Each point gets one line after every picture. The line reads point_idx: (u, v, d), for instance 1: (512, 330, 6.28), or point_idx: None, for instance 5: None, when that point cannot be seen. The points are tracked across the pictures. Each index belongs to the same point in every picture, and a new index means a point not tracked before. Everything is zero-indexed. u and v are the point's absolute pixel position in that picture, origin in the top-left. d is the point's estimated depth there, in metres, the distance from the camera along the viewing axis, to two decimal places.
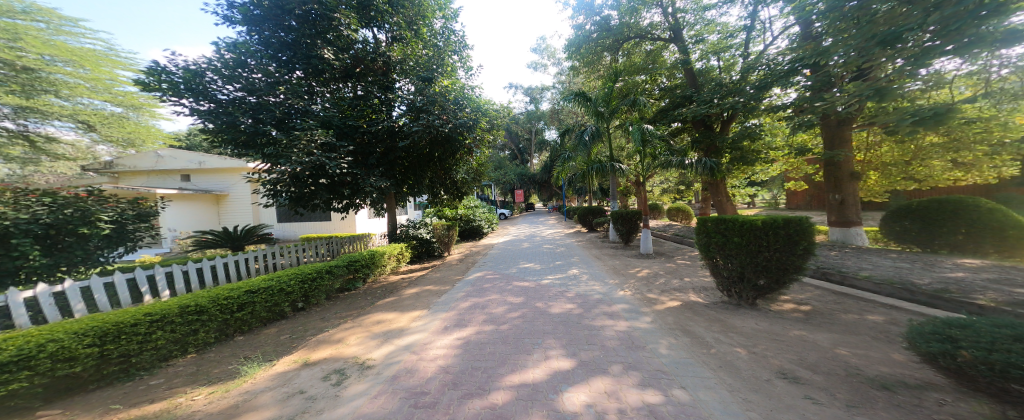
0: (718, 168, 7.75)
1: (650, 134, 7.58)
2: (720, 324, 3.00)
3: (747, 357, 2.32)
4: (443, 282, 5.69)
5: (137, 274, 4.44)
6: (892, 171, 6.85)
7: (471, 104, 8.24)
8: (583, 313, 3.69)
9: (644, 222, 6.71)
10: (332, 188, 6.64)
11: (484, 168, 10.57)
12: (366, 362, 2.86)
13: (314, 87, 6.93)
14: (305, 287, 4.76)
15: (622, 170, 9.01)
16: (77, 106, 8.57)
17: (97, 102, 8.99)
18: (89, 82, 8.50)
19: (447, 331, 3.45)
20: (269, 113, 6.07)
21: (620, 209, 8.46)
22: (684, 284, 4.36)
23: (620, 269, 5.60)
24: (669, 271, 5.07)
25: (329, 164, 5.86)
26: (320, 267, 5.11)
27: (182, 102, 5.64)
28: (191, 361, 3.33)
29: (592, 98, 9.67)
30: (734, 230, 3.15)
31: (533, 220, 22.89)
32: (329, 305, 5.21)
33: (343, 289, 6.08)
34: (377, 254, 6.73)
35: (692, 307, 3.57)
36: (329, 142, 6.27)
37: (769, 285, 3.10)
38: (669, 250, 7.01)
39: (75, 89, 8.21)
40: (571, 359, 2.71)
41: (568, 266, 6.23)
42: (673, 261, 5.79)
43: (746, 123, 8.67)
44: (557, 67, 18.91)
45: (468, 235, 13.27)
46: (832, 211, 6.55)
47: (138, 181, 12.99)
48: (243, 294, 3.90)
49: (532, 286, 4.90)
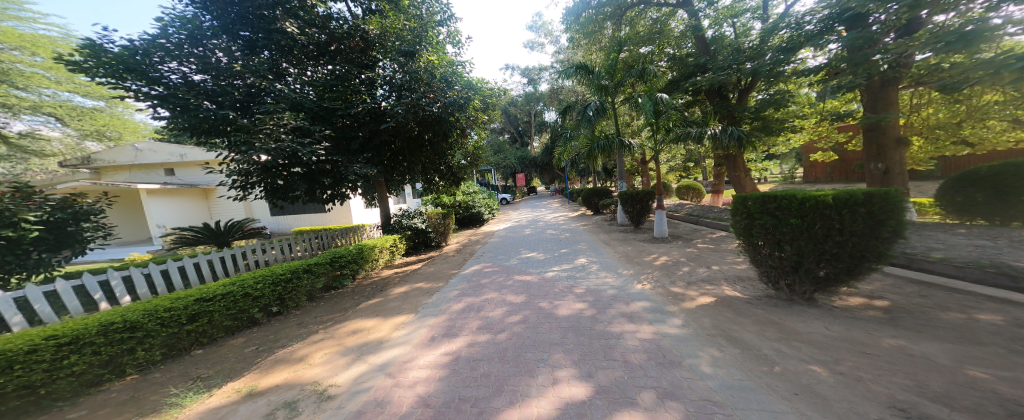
0: (746, 138, 6.95)
1: (663, 104, 6.73)
2: (776, 328, 2.40)
3: (831, 381, 1.79)
4: (435, 278, 5.10)
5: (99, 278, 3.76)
6: (941, 135, 5.88)
7: (460, 80, 7.48)
8: (597, 316, 3.07)
9: (658, 203, 6.01)
10: (313, 177, 6.04)
11: (481, 152, 9.81)
12: (327, 391, 2.22)
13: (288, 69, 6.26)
14: (279, 290, 4.00)
15: (632, 146, 8.22)
16: (41, 98, 7.85)
17: (64, 93, 8.23)
18: (48, 71, 7.70)
19: (433, 344, 2.85)
20: (227, 96, 5.36)
21: (628, 189, 7.69)
22: (714, 273, 3.71)
23: (633, 256, 4.97)
24: (692, 258, 4.42)
25: (302, 151, 5.18)
26: (297, 266, 4.40)
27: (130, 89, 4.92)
28: (129, 384, 2.59)
29: (594, 71, 8.76)
30: (788, 211, 2.47)
31: (535, 203, 22.27)
32: (312, 308, 4.49)
33: (329, 288, 5.46)
34: (365, 248, 6.07)
35: (731, 303, 2.96)
36: (304, 125, 5.59)
37: (835, 276, 2.44)
38: (686, 231, 6.32)
39: (30, 78, 7.49)
40: (585, 383, 2.10)
41: (574, 254, 5.58)
42: (693, 245, 5.14)
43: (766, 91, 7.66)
44: (555, 44, 17.69)
45: (468, 222, 12.62)
46: (873, 183, 5.76)
47: (120, 177, 12.44)
48: (196, 302, 3.11)
49: (535, 282, 4.28)
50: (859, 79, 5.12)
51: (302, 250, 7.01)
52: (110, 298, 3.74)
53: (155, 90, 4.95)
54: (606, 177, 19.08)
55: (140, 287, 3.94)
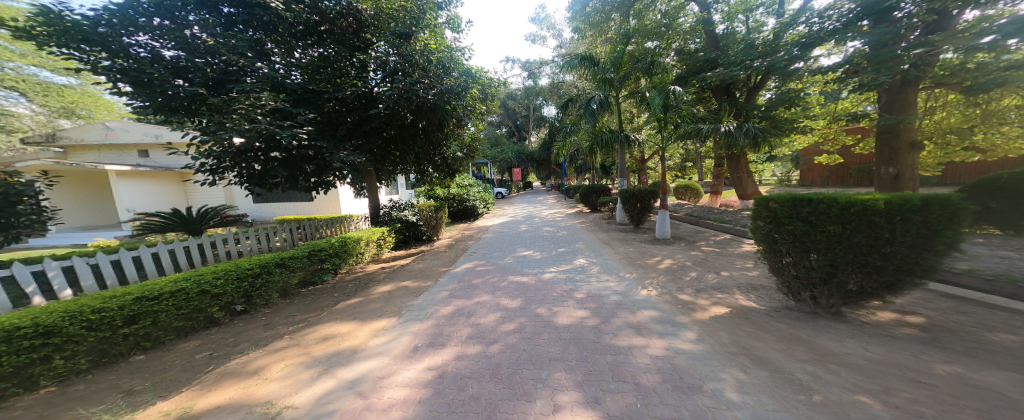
0: (761, 137, 6.66)
1: (675, 99, 6.42)
2: (806, 347, 2.10)
3: (888, 417, 1.48)
4: (422, 276, 4.72)
5: (38, 268, 3.29)
6: (951, 140, 5.72)
7: (458, 66, 7.03)
8: (601, 327, 2.77)
9: (661, 202, 5.73)
10: (293, 164, 5.49)
11: (477, 144, 9.38)
12: (279, 415, 1.87)
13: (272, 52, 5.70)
14: (244, 287, 3.62)
15: (638, 141, 7.89)
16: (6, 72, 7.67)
17: (29, 67, 8.00)
18: (14, 45, 7.46)
19: (414, 356, 2.50)
20: (199, 74, 4.82)
21: (629, 187, 7.38)
22: (723, 279, 3.41)
23: (634, 258, 4.66)
24: (698, 261, 4.12)
25: (281, 134, 4.67)
26: (268, 259, 4.00)
27: (99, 65, 4.32)
28: (42, 399, 2.22)
29: (599, 62, 8.40)
30: (825, 217, 2.16)
31: (531, 199, 21.94)
32: (284, 307, 4.12)
33: (307, 283, 5.06)
34: (349, 241, 5.66)
35: (748, 315, 2.65)
36: (283, 107, 5.09)
37: (870, 291, 2.15)
38: (689, 232, 6.07)
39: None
40: (592, 412, 1.77)
41: (573, 254, 5.25)
42: (698, 247, 4.86)
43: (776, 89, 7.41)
44: (558, 38, 17.26)
45: (462, 216, 12.22)
46: (882, 188, 5.58)
47: (89, 157, 11.71)
48: (135, 302, 2.73)
49: (531, 284, 3.95)
50: (884, 77, 4.90)
51: (283, 241, 6.54)
52: (45, 291, 3.32)
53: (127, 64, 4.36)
54: (603, 174, 18.88)
55: (85, 278, 3.52)
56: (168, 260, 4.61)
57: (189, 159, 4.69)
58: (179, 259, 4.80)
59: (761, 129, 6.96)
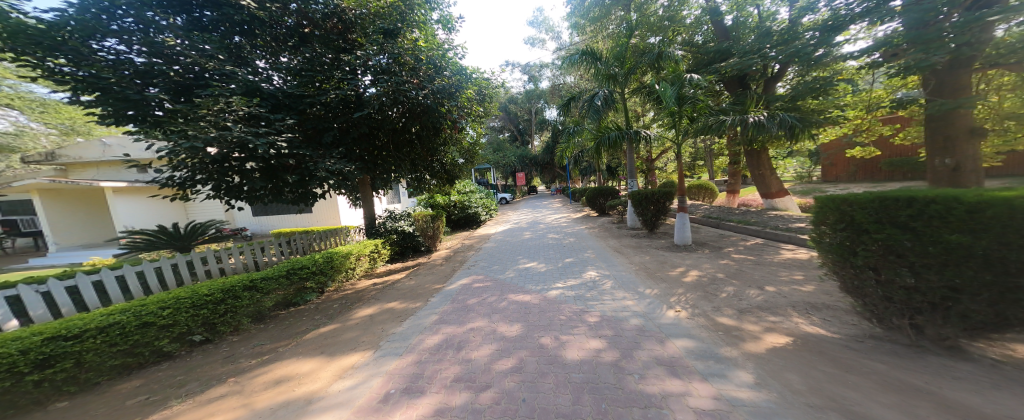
0: (796, 126, 5.99)
1: (688, 90, 5.80)
2: (929, 401, 1.47)
3: None
4: (413, 295, 4.17)
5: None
6: (1011, 126, 5.01)
7: (450, 65, 6.57)
8: (623, 365, 2.17)
9: (679, 204, 5.08)
10: (273, 175, 5.03)
11: (477, 148, 8.91)
12: None
13: (258, 58, 5.37)
14: (202, 314, 3.10)
15: (650, 136, 7.25)
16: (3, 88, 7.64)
17: (24, 83, 7.92)
18: None
19: (384, 410, 1.92)
20: (166, 80, 4.48)
21: (640, 188, 6.76)
22: (771, 295, 2.78)
23: (654, 270, 4.04)
24: (731, 272, 3.49)
25: (255, 142, 4.25)
26: (236, 281, 3.47)
27: (63, 73, 4.01)
28: None
29: (601, 58, 7.90)
30: (939, 222, 1.60)
31: (535, 204, 21.41)
32: (255, 333, 3.58)
33: (289, 303, 4.56)
34: (336, 256, 5.16)
35: (821, 347, 2.02)
36: (259, 112, 4.67)
37: (1014, 322, 1.52)
38: (711, 236, 5.43)
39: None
40: None
41: (581, 265, 4.67)
42: (727, 254, 4.23)
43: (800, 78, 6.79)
44: (557, 40, 16.86)
45: (464, 223, 11.72)
46: (937, 181, 4.89)
47: (88, 174, 11.64)
48: (48, 342, 2.21)
49: (535, 304, 3.38)
50: (936, 57, 4.11)
51: (273, 256, 6.08)
52: None
53: (91, 72, 4.04)
54: (609, 177, 18.26)
55: (30, 308, 3.04)
56: (140, 283, 4.14)
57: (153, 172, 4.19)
58: (155, 280, 4.33)
59: (797, 117, 6.24)
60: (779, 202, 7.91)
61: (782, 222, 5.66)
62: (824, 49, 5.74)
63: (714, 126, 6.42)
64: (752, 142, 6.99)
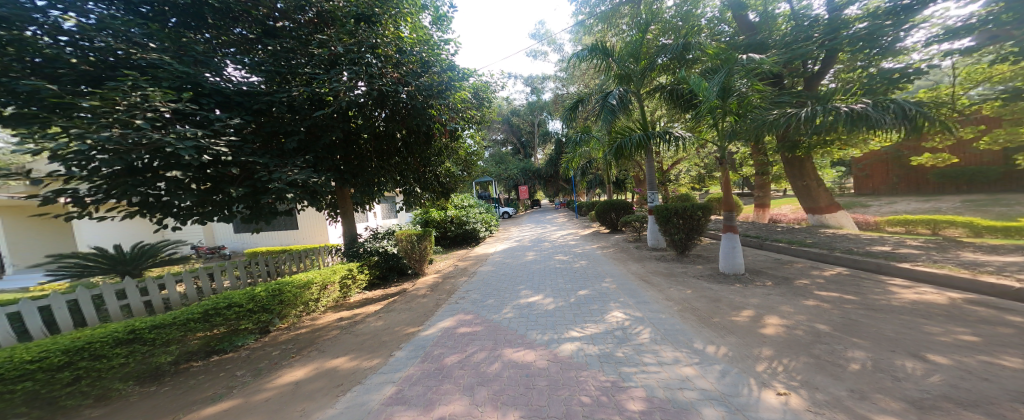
0: (921, 117, 4.75)
1: (734, 82, 4.71)
2: None
3: None
4: (375, 345, 3.04)
5: None
6: None
7: (441, 62, 5.62)
8: None
9: (725, 222, 3.95)
10: (216, 186, 4.03)
11: (475, 159, 8.01)
12: None
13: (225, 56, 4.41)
14: (15, 389, 2.06)
15: (685, 138, 6.13)
16: None
17: None
18: None
19: None
20: (73, 72, 3.28)
21: (666, 203, 5.59)
22: (953, 377, 1.61)
23: (706, 312, 2.90)
24: (839, 322, 2.33)
25: (176, 145, 3.14)
26: (103, 335, 2.48)
27: None
28: None
29: (614, 54, 7.07)
30: None
31: (539, 218, 20.36)
32: (128, 404, 2.53)
33: (212, 352, 3.46)
34: (288, 287, 4.04)
35: None
36: (192, 109, 3.62)
37: None
38: (767, 263, 4.27)
39: None
40: None
41: (601, 301, 3.53)
42: (806, 290, 3.06)
43: (859, 72, 6.21)
44: (558, 52, 16.35)
45: (461, 240, 10.65)
46: None
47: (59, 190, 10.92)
48: None
49: (540, 372, 2.23)
50: None
51: (230, 281, 5.00)
52: None
53: None
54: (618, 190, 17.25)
55: None
56: (17, 327, 2.90)
57: (35, 184, 3.07)
58: (46, 321, 3.09)
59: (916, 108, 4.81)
60: (829, 219, 6.93)
61: (852, 244, 4.50)
62: (895, 36, 5.34)
63: (776, 122, 5.57)
64: (810, 141, 6.00)
